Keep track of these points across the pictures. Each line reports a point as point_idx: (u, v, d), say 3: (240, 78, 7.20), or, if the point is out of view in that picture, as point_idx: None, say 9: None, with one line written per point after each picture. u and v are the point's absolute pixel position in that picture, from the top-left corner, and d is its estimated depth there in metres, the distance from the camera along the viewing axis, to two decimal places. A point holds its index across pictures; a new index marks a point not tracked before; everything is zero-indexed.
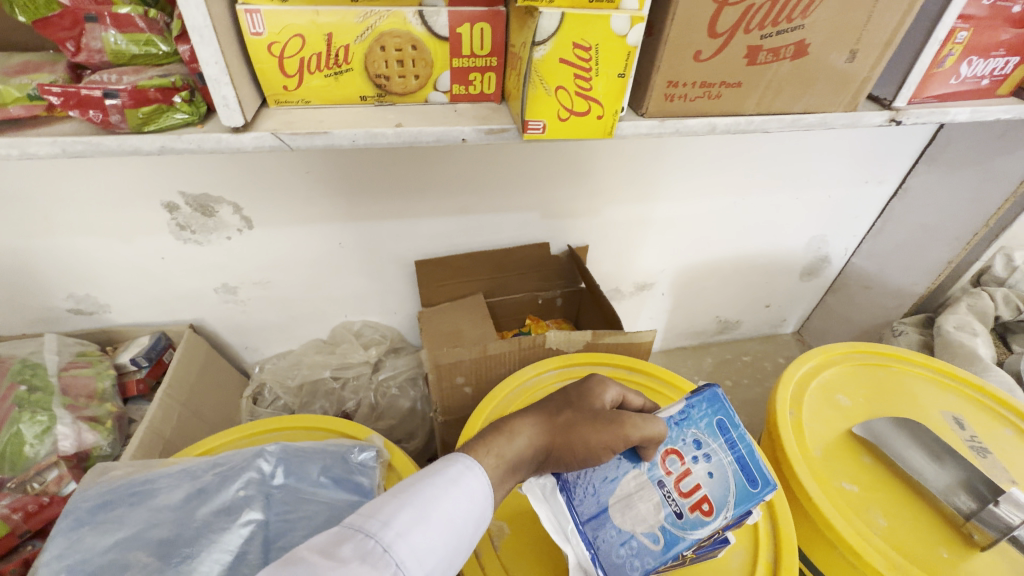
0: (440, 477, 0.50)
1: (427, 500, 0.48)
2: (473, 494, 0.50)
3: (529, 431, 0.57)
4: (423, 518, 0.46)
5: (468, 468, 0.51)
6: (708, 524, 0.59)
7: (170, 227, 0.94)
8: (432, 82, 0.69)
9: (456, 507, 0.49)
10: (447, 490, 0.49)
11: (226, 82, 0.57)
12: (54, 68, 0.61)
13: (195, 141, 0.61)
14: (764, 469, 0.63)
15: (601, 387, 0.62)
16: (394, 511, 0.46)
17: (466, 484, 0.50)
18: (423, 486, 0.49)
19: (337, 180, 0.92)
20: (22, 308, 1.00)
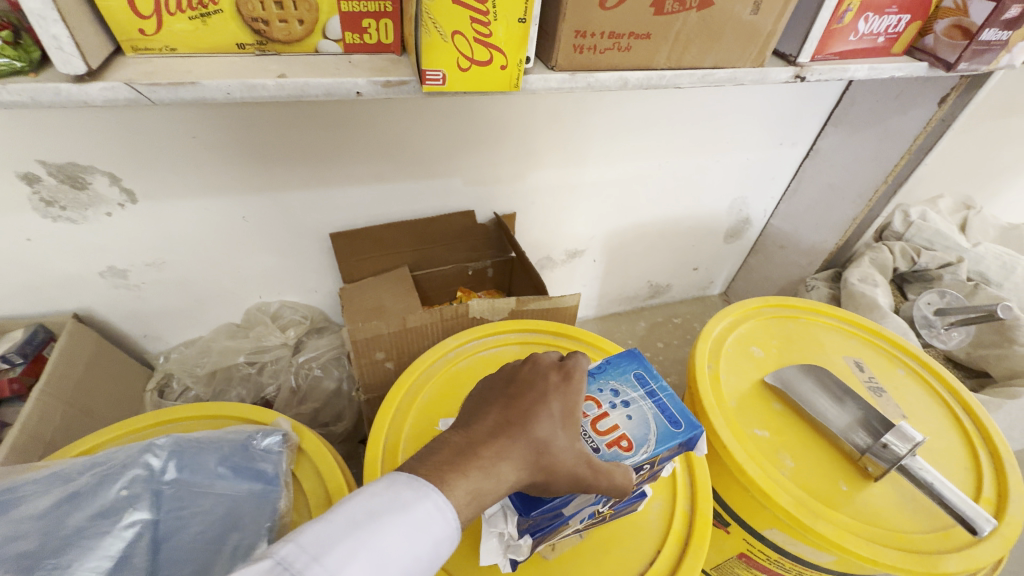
0: (404, 516, 0.41)
1: (380, 549, 0.39)
2: (437, 545, 0.41)
3: (514, 472, 0.47)
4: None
5: (439, 511, 0.42)
6: (626, 457, 0.57)
7: (33, 203, 0.82)
8: (321, 28, 0.62)
9: (408, 562, 0.40)
10: (406, 542, 0.40)
11: (56, 19, 0.48)
12: None
13: (23, 92, 0.52)
14: (686, 413, 0.62)
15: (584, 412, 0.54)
16: (340, 561, 0.37)
17: (429, 536, 0.41)
18: (382, 528, 0.40)
19: (231, 144, 0.84)
20: None
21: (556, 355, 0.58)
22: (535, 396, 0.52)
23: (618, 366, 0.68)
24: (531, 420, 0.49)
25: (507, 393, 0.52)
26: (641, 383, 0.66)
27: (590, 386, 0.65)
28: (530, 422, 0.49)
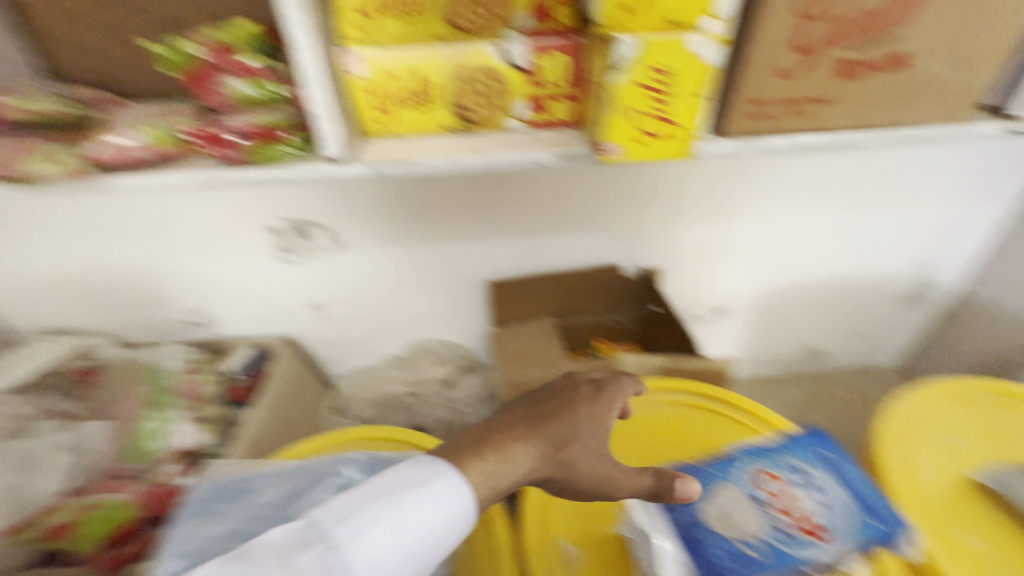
0: (421, 492, 0.50)
1: (397, 519, 0.49)
2: (454, 517, 0.50)
3: (529, 460, 0.56)
4: (382, 543, 0.48)
5: (454, 488, 0.51)
6: (818, 543, 0.59)
7: (271, 249, 1.04)
8: (510, 109, 0.72)
9: (426, 530, 0.49)
10: (419, 515, 0.49)
11: (328, 119, 0.65)
12: (194, 113, 0.70)
13: (304, 172, 0.70)
14: (884, 508, 0.62)
15: (611, 422, 0.62)
16: (360, 526, 0.48)
17: (439, 512, 0.50)
18: (400, 501, 0.49)
19: (418, 204, 0.98)
20: (150, 320, 1.14)
21: (590, 373, 0.67)
22: (563, 400, 0.61)
23: (801, 445, 0.69)
24: (552, 421, 0.58)
25: (537, 397, 0.61)
26: (829, 465, 0.66)
27: (775, 463, 0.67)
28: (552, 421, 0.58)
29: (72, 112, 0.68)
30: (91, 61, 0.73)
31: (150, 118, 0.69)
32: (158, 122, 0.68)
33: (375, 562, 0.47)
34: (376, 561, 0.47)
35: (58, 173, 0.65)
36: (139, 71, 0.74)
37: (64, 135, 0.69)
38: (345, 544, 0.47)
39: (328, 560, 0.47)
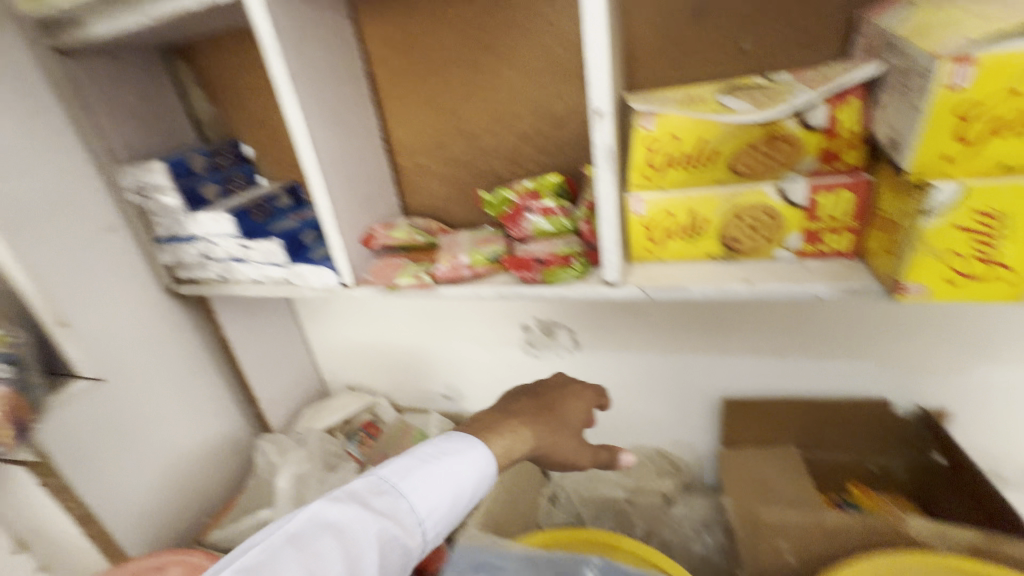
0: (459, 456, 0.66)
1: (442, 473, 0.65)
2: (485, 470, 0.67)
3: (525, 437, 0.68)
4: (436, 490, 0.65)
5: (474, 447, 0.67)
6: None
7: (522, 343, 1.20)
8: (782, 241, 0.73)
9: (465, 480, 0.66)
10: (461, 468, 0.66)
11: (615, 250, 0.75)
12: (502, 240, 0.90)
13: (582, 291, 0.80)
14: None
15: (559, 407, 0.73)
16: (416, 479, 0.65)
17: (477, 467, 0.66)
18: (444, 462, 0.66)
19: (660, 317, 1.05)
20: (418, 391, 1.40)
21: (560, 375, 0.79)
22: (556, 394, 0.75)
23: None
24: (545, 410, 0.72)
25: (533, 394, 0.75)
26: None
27: None
28: (549, 413, 0.72)
29: (426, 240, 0.95)
30: (438, 203, 1.06)
31: (474, 246, 0.90)
32: (481, 250, 0.88)
33: (432, 502, 0.64)
34: (433, 501, 0.65)
35: (412, 285, 0.87)
36: (467, 208, 1.04)
37: (415, 255, 0.95)
38: (410, 490, 0.65)
39: (399, 503, 0.64)
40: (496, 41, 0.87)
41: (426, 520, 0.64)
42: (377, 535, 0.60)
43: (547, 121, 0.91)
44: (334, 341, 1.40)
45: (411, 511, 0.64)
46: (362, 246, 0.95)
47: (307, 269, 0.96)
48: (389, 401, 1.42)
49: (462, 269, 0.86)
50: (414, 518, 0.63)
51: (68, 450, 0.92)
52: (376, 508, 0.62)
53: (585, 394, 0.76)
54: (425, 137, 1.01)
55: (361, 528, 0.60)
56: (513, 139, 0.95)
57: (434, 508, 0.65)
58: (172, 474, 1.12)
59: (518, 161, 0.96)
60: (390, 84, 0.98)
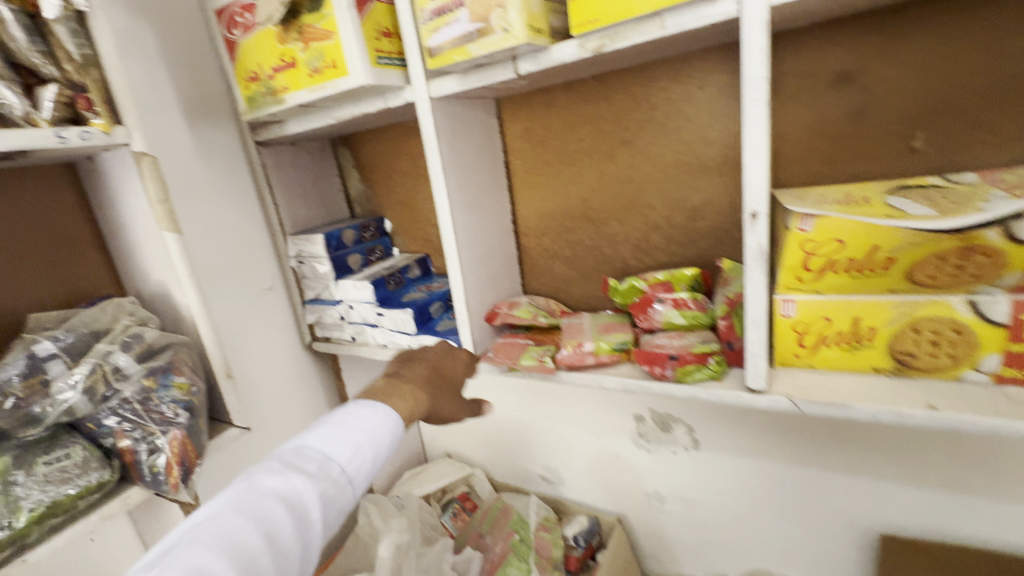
0: (374, 417, 0.69)
1: (367, 437, 0.66)
2: (393, 428, 0.70)
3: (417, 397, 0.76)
4: (348, 443, 0.65)
5: (380, 409, 0.70)
6: None
7: (632, 433, 1.13)
8: (973, 361, 0.63)
9: (384, 439, 0.68)
10: (369, 425, 0.67)
11: (762, 355, 0.69)
12: (627, 329, 0.88)
13: (718, 394, 0.74)
14: None
15: (448, 373, 0.85)
16: (343, 443, 0.65)
17: (378, 421, 0.68)
18: (360, 424, 0.67)
19: (798, 425, 0.94)
20: (514, 468, 1.36)
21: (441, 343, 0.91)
22: (433, 361, 0.85)
23: None
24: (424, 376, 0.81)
25: (423, 368, 0.83)
26: None
27: None
28: (434, 377, 0.83)
29: (548, 321, 0.96)
30: (558, 283, 1.08)
31: (599, 332, 0.88)
32: (607, 337, 0.86)
33: (352, 454, 0.64)
34: (354, 454, 0.65)
35: (534, 367, 0.87)
36: (588, 290, 1.04)
37: (537, 336, 0.95)
38: (334, 448, 0.64)
39: (327, 462, 0.62)
40: (634, 136, 0.90)
41: (354, 473, 0.64)
42: (316, 495, 0.59)
43: (680, 213, 0.91)
44: None
45: (341, 468, 0.63)
46: (485, 322, 0.98)
47: (434, 340, 0.99)
48: (485, 474, 1.40)
49: (587, 357, 0.84)
50: (340, 471, 0.63)
51: (211, 488, 1.01)
52: (311, 473, 0.60)
53: (462, 356, 0.89)
54: (551, 221, 1.04)
55: (301, 493, 0.58)
56: (642, 228, 0.95)
57: (356, 461, 0.64)
58: None
59: (645, 249, 0.96)
60: (523, 172, 1.04)
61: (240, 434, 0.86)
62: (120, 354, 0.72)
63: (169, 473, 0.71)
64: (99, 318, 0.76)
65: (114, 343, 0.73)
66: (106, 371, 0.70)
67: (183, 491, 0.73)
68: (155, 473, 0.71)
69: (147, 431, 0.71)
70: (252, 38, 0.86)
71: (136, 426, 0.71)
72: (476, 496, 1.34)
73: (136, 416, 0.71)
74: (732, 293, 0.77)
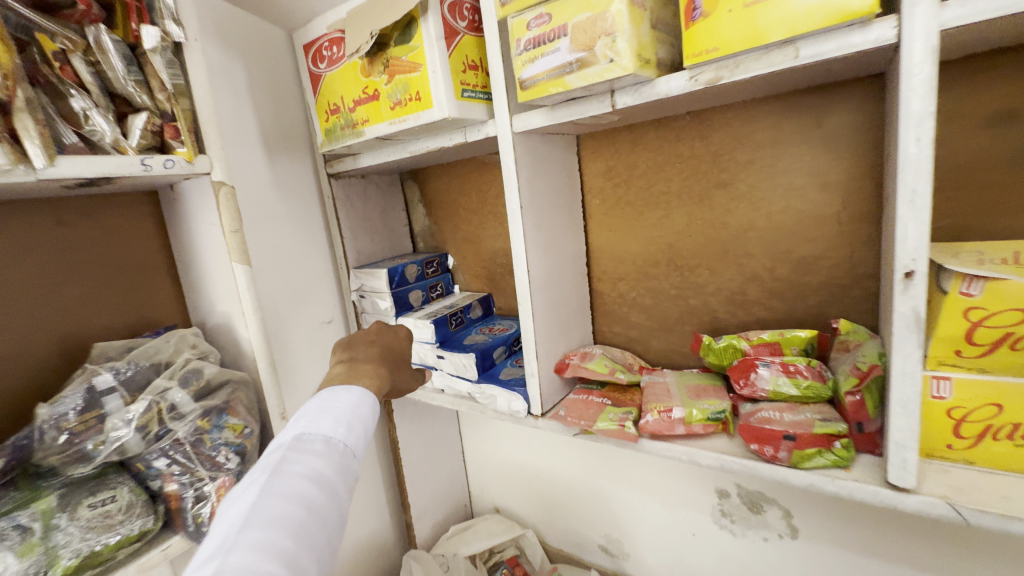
0: (351, 396, 0.61)
1: (352, 412, 0.58)
2: (369, 403, 0.62)
3: (379, 375, 0.69)
4: (340, 420, 0.57)
5: (352, 389, 0.62)
6: None
7: (713, 510, 0.99)
8: None
9: (366, 412, 0.60)
10: (352, 403, 0.59)
11: (913, 446, 0.56)
12: (722, 394, 0.77)
13: (847, 487, 0.61)
14: None
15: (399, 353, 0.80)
16: (330, 421, 0.56)
17: (356, 398, 0.61)
18: (340, 404, 0.59)
19: (932, 528, 0.77)
20: (570, 533, 1.23)
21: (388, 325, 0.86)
22: (382, 342, 0.80)
23: None
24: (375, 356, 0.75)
25: (369, 349, 0.77)
26: None
27: None
28: (385, 356, 0.77)
29: (627, 378, 0.86)
30: (634, 334, 0.98)
31: (688, 396, 0.78)
32: (699, 403, 0.75)
33: (350, 428, 0.56)
34: (351, 427, 0.57)
35: (612, 432, 0.76)
36: (670, 344, 0.94)
37: (614, 394, 0.85)
38: (331, 425, 0.55)
39: (329, 441, 0.53)
40: (732, 178, 0.82)
41: (359, 446, 0.56)
42: (333, 473, 0.51)
43: (785, 264, 0.80)
44: (489, 455, 1.33)
45: (345, 443, 0.55)
46: (555, 374, 0.89)
47: (497, 390, 0.91)
48: (537, 536, 1.28)
49: (676, 425, 0.73)
50: (347, 446, 0.55)
51: None
52: (319, 454, 0.52)
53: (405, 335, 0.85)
54: (629, 266, 0.96)
55: (322, 473, 0.50)
56: (737, 279, 0.85)
57: (356, 434, 0.57)
58: None
59: (739, 302, 0.85)
60: (601, 212, 0.97)
61: None
62: (176, 392, 0.68)
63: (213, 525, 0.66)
64: (161, 350, 0.73)
65: (173, 378, 0.69)
66: (162, 410, 0.67)
67: None
68: (199, 523, 0.66)
69: (195, 477, 0.67)
70: (337, 71, 0.85)
71: (184, 470, 0.66)
72: (526, 562, 1.23)
73: (186, 460, 0.66)
74: (862, 363, 0.64)
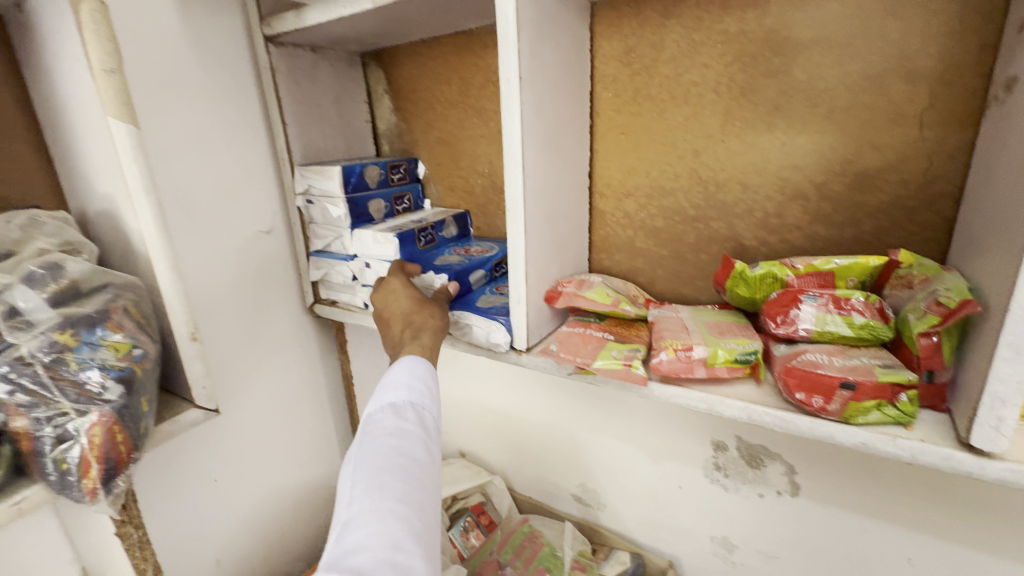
0: (404, 366, 0.61)
1: (409, 379, 0.59)
2: (423, 367, 0.62)
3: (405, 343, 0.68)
4: (403, 384, 0.59)
5: (404, 360, 0.62)
6: None
7: (705, 463, 0.89)
8: None
9: (422, 374, 0.61)
10: (405, 367, 0.61)
11: (1016, 403, 0.43)
12: (750, 332, 0.63)
13: (908, 449, 0.49)
14: None
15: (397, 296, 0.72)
16: (394, 392, 0.58)
17: (410, 364, 0.62)
18: (396, 376, 0.60)
19: (958, 489, 0.68)
20: (542, 481, 1.12)
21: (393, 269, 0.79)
22: (381, 298, 0.74)
23: None
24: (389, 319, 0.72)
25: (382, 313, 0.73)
26: None
27: None
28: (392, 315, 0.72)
29: (633, 311, 0.71)
30: (637, 263, 0.83)
31: (710, 334, 0.63)
32: (724, 341, 0.61)
33: (412, 386, 0.58)
34: (413, 385, 0.59)
35: (615, 372, 0.61)
36: (682, 276, 0.79)
37: (616, 328, 0.70)
38: (393, 391, 0.57)
39: (397, 405, 0.56)
40: (789, 65, 0.64)
41: (427, 399, 0.58)
42: (413, 431, 0.54)
43: (841, 178, 0.65)
44: (456, 395, 1.19)
45: (413, 400, 0.57)
46: (544, 304, 0.73)
47: (473, 319, 0.74)
48: (505, 483, 1.17)
49: (696, 366, 0.59)
50: (416, 403, 0.57)
51: (165, 479, 0.78)
52: (393, 418, 0.55)
53: (401, 278, 0.75)
54: (641, 178, 0.79)
55: (404, 430, 0.54)
56: (776, 196, 0.69)
57: (420, 390, 0.59)
58: (261, 522, 0.95)
59: (773, 226, 0.70)
60: (612, 109, 0.78)
61: (202, 419, 0.64)
62: (19, 293, 0.48)
63: (83, 474, 0.49)
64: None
65: (13, 274, 0.49)
66: None
67: (104, 500, 0.52)
68: (63, 472, 0.49)
69: (55, 410, 0.48)
70: None
71: (37, 401, 0.48)
72: (492, 510, 1.12)
73: (37, 387, 0.48)
74: (944, 297, 0.50)
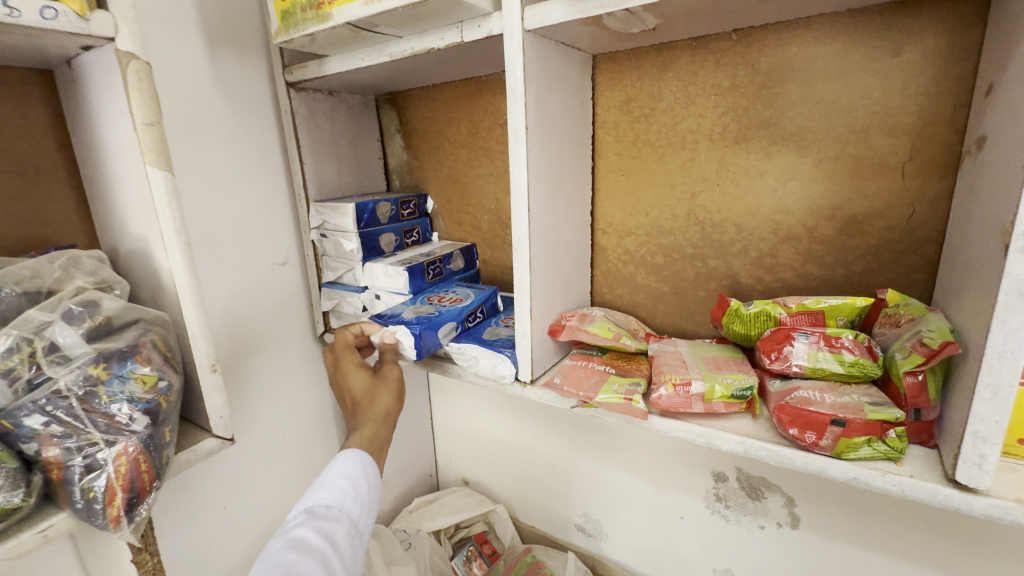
0: (338, 469, 0.58)
1: (335, 484, 0.56)
2: (359, 469, 0.59)
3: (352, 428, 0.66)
4: (330, 488, 0.56)
5: (343, 460, 0.60)
6: None
7: (706, 494, 0.90)
8: None
9: (354, 479, 0.58)
10: (341, 468, 0.58)
11: (997, 441, 0.45)
12: (746, 368, 0.66)
13: (898, 484, 0.51)
14: None
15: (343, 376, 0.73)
16: (316, 499, 0.54)
17: (346, 466, 0.59)
18: (325, 480, 0.57)
19: (954, 523, 0.69)
20: (545, 511, 1.13)
21: (342, 339, 0.79)
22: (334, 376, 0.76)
23: None
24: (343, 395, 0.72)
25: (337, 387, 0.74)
26: None
27: None
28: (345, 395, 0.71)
29: (634, 345, 0.74)
30: (638, 297, 0.86)
31: (708, 369, 0.66)
32: (721, 377, 0.63)
33: (337, 492, 0.55)
34: (339, 492, 0.56)
35: (617, 406, 0.64)
36: (681, 311, 0.82)
37: (617, 362, 0.73)
38: (316, 496, 0.54)
39: (314, 512, 0.53)
40: (780, 116, 0.68)
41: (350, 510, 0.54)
42: (319, 546, 0.49)
43: (831, 223, 0.68)
44: (460, 424, 1.21)
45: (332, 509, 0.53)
46: (547, 337, 0.76)
47: (480, 352, 0.76)
48: (508, 512, 1.18)
49: (694, 402, 0.61)
50: (336, 511, 0.53)
51: (175, 505, 0.80)
52: (301, 526, 0.51)
53: (348, 357, 0.76)
54: (641, 218, 0.83)
55: (306, 541, 0.49)
56: (769, 238, 0.73)
57: (345, 499, 0.55)
58: None
59: (768, 265, 0.74)
60: (613, 152, 0.83)
61: (218, 448, 0.66)
62: (59, 329, 0.52)
63: (108, 502, 0.52)
64: (41, 275, 0.57)
65: (54, 312, 0.53)
66: (37, 351, 0.51)
67: (125, 528, 0.54)
68: (89, 500, 0.51)
69: (85, 440, 0.51)
70: None
71: (69, 432, 0.50)
72: (495, 539, 1.14)
73: (71, 418, 0.50)
74: (927, 338, 0.53)
